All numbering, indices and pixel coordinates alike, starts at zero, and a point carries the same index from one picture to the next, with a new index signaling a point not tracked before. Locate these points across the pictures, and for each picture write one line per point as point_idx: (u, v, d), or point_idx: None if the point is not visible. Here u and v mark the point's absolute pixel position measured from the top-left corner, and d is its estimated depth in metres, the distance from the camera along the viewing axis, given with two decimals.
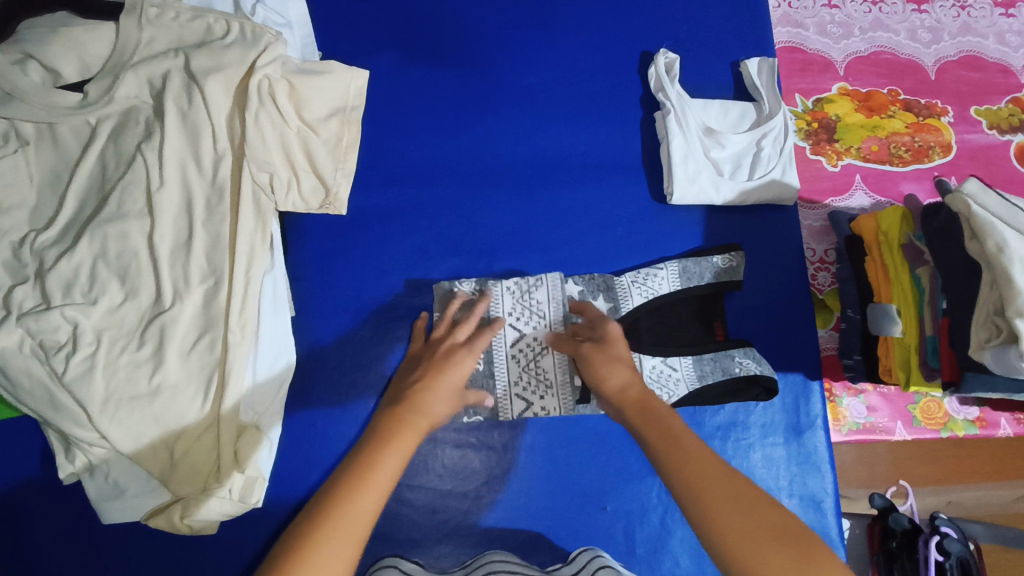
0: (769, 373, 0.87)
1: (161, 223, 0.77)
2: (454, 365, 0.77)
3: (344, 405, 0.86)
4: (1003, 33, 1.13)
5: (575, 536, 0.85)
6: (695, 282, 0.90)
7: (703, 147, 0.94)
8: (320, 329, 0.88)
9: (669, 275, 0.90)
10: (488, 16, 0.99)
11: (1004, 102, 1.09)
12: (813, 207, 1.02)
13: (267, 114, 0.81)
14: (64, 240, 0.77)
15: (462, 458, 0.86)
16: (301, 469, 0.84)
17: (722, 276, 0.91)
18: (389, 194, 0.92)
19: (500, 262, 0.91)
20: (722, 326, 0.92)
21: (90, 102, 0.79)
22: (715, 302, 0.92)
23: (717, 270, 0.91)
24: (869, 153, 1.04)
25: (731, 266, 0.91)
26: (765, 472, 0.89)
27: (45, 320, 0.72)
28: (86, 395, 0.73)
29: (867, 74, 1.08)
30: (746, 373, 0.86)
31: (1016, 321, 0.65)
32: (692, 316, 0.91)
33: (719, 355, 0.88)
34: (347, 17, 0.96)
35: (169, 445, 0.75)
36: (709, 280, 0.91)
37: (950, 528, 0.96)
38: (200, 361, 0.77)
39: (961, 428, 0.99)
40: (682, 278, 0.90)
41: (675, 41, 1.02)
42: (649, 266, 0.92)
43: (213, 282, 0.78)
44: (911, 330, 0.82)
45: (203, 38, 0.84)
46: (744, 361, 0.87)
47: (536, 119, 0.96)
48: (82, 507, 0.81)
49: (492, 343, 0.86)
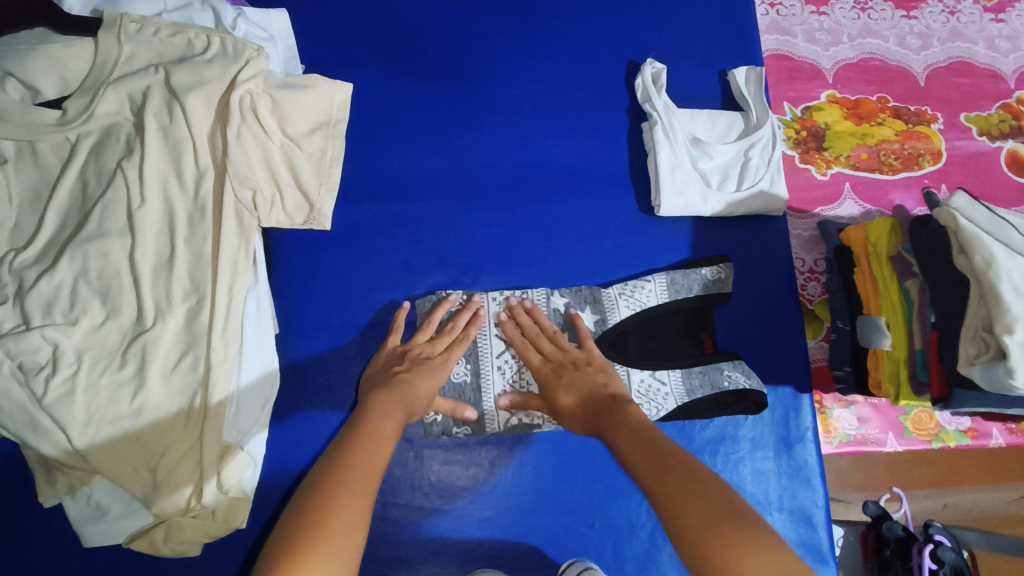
0: (758, 386, 0.86)
1: (142, 241, 0.76)
2: (436, 373, 0.81)
3: (329, 423, 0.85)
4: (993, 38, 1.12)
5: (563, 553, 0.84)
6: (683, 294, 0.89)
7: (690, 158, 0.94)
8: (304, 345, 0.87)
9: (657, 287, 0.90)
10: (472, 26, 0.98)
11: (994, 108, 1.09)
12: (802, 216, 1.01)
13: (249, 129, 0.80)
14: (43, 260, 0.76)
15: (448, 475, 0.85)
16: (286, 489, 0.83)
17: (710, 288, 0.90)
18: (374, 208, 0.91)
19: (487, 276, 0.90)
20: (711, 338, 0.91)
21: (69, 120, 0.78)
22: (705, 314, 0.92)
23: (705, 282, 0.90)
24: (859, 161, 1.03)
25: (719, 278, 0.91)
26: (754, 486, 0.88)
27: (25, 341, 0.71)
28: (67, 417, 0.72)
29: (856, 81, 1.08)
30: (735, 387, 0.85)
31: (1003, 337, 0.64)
32: (680, 329, 0.90)
33: (708, 368, 0.87)
34: (331, 29, 0.95)
35: (152, 466, 0.74)
36: (697, 292, 0.90)
37: (944, 536, 0.95)
38: (183, 380, 0.76)
39: (952, 438, 0.98)
40: (670, 290, 0.89)
41: (662, 50, 1.01)
42: (637, 278, 0.91)
43: (196, 300, 0.78)
44: (900, 345, 0.81)
45: (184, 53, 0.83)
46: (733, 374, 0.86)
47: (523, 130, 0.95)
48: (66, 529, 0.80)
49: (479, 352, 0.86)
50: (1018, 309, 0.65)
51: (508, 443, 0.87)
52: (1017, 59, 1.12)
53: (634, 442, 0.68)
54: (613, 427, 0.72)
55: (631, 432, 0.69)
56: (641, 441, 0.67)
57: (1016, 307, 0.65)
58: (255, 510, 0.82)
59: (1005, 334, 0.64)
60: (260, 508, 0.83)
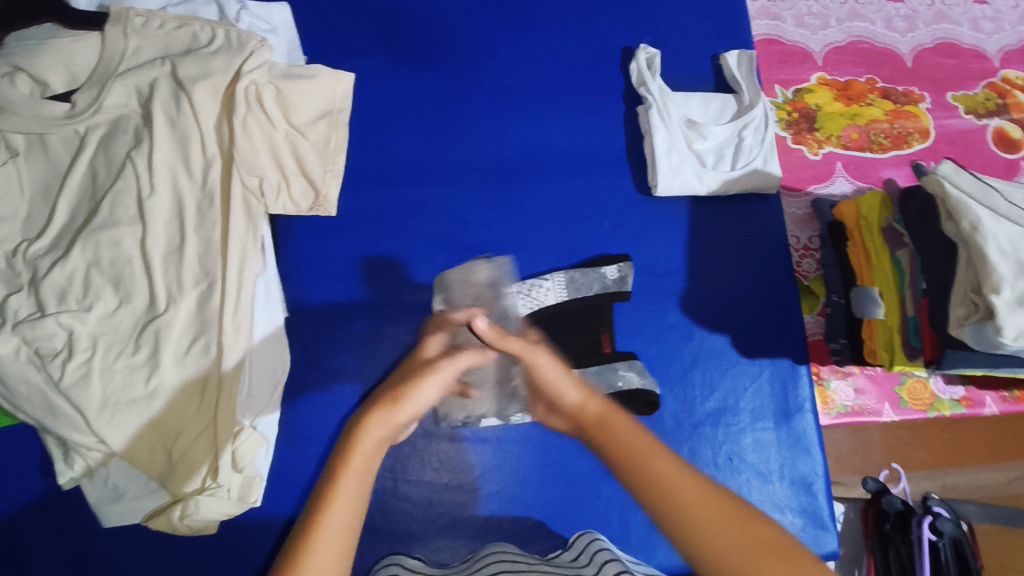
0: (653, 386, 0.86)
1: (153, 229, 0.78)
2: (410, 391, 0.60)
3: (340, 403, 0.87)
4: (977, 20, 1.15)
5: (571, 524, 0.86)
6: (582, 293, 0.89)
7: (685, 139, 0.96)
8: (313, 329, 0.89)
9: (555, 285, 0.89)
10: (469, 15, 1.00)
11: (980, 87, 1.11)
12: (795, 195, 1.04)
13: (254, 117, 0.82)
14: (56, 249, 0.78)
15: (458, 452, 0.87)
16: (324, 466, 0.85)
17: (610, 287, 0.90)
18: (376, 194, 0.93)
19: (489, 258, 0.92)
20: (609, 338, 0.90)
21: (78, 112, 0.80)
22: (602, 313, 0.90)
23: (606, 282, 0.90)
24: (850, 140, 1.06)
25: (621, 276, 0.90)
26: (755, 456, 0.90)
27: (40, 327, 0.73)
28: (83, 400, 0.74)
29: (845, 64, 1.10)
30: (628, 387, 0.85)
31: (991, 297, 0.66)
32: (580, 327, 0.90)
33: (604, 367, 0.86)
34: (332, 21, 0.97)
35: (167, 448, 0.76)
36: (597, 291, 0.89)
37: (943, 508, 0.97)
38: (195, 364, 0.78)
39: (947, 407, 1.01)
40: (569, 289, 0.89)
41: (656, 35, 1.04)
42: (535, 277, 0.91)
43: (207, 285, 0.79)
44: (894, 312, 0.84)
45: (189, 46, 0.85)
46: (627, 374, 0.86)
47: (520, 116, 0.98)
48: (82, 512, 0.82)
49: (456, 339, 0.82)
50: (1003, 269, 0.67)
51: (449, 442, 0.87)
52: (1001, 39, 1.15)
53: (714, 516, 0.48)
54: (655, 486, 0.49)
55: (702, 493, 0.49)
56: (721, 518, 0.48)
57: (1001, 266, 0.67)
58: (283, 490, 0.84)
59: (992, 295, 0.66)
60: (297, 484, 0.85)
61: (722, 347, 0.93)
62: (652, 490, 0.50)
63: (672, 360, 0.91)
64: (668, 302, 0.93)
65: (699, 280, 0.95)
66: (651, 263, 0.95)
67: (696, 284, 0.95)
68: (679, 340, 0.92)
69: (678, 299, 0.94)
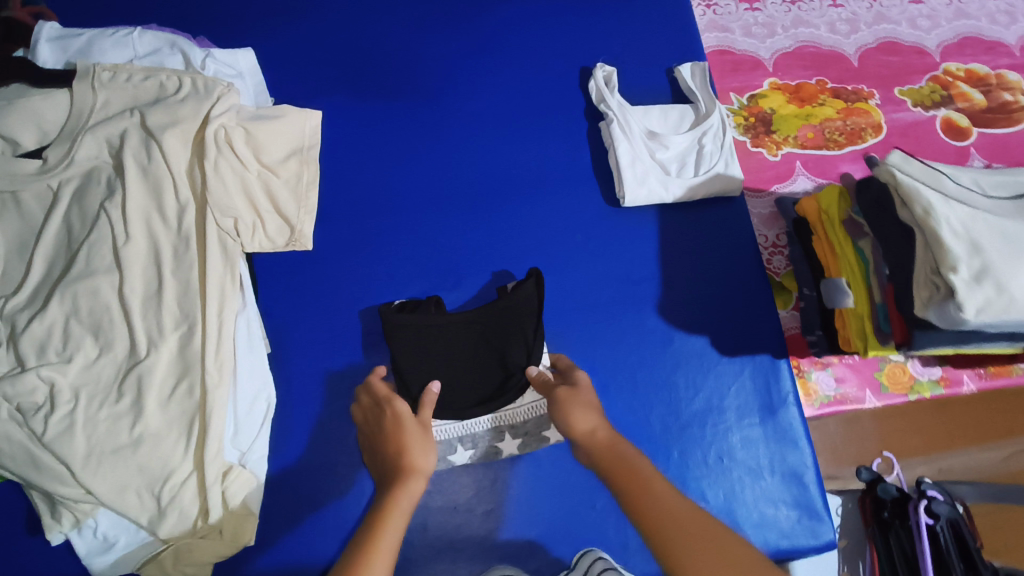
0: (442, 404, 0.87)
1: (130, 276, 0.78)
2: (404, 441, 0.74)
3: (329, 435, 0.87)
4: (915, 18, 1.22)
5: (570, 539, 0.86)
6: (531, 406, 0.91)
7: (648, 150, 0.99)
8: (298, 361, 0.89)
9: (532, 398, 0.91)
10: (431, 47, 1.04)
11: (925, 81, 1.17)
12: (759, 196, 1.07)
13: (226, 160, 0.83)
14: (34, 303, 0.78)
15: (453, 476, 0.87)
16: (356, 501, 0.86)
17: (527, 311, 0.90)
18: (352, 226, 0.95)
19: (466, 280, 0.94)
20: (486, 341, 0.89)
21: (50, 167, 0.80)
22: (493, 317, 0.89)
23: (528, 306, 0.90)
24: (807, 140, 1.10)
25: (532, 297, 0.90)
26: (744, 453, 0.91)
27: (21, 382, 0.72)
28: (67, 452, 0.72)
29: (794, 68, 1.15)
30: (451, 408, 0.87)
31: (950, 276, 0.69)
32: (473, 342, 0.89)
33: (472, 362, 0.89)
34: (297, 61, 1.00)
35: (155, 492, 0.75)
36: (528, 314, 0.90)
37: (936, 490, 0.96)
38: (180, 406, 0.77)
39: (927, 390, 1.05)
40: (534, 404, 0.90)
41: (611, 54, 1.08)
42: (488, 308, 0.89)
43: (187, 327, 0.79)
44: (862, 300, 0.86)
45: (158, 95, 0.86)
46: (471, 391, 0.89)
47: (487, 139, 1.01)
48: (75, 567, 0.80)
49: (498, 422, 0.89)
50: (957, 249, 0.70)
51: (483, 440, 0.88)
52: (939, 34, 1.21)
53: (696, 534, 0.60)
54: (648, 495, 0.63)
55: (686, 514, 0.61)
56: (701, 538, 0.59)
57: (956, 247, 0.70)
58: (317, 526, 0.84)
59: (951, 274, 0.69)
60: (344, 519, 0.85)
61: (702, 348, 0.95)
62: (644, 497, 0.63)
63: (655, 365, 0.93)
64: (646, 308, 0.95)
65: (674, 284, 0.97)
66: (626, 272, 0.97)
67: (671, 287, 0.97)
68: (660, 344, 0.94)
69: (656, 305, 0.96)
